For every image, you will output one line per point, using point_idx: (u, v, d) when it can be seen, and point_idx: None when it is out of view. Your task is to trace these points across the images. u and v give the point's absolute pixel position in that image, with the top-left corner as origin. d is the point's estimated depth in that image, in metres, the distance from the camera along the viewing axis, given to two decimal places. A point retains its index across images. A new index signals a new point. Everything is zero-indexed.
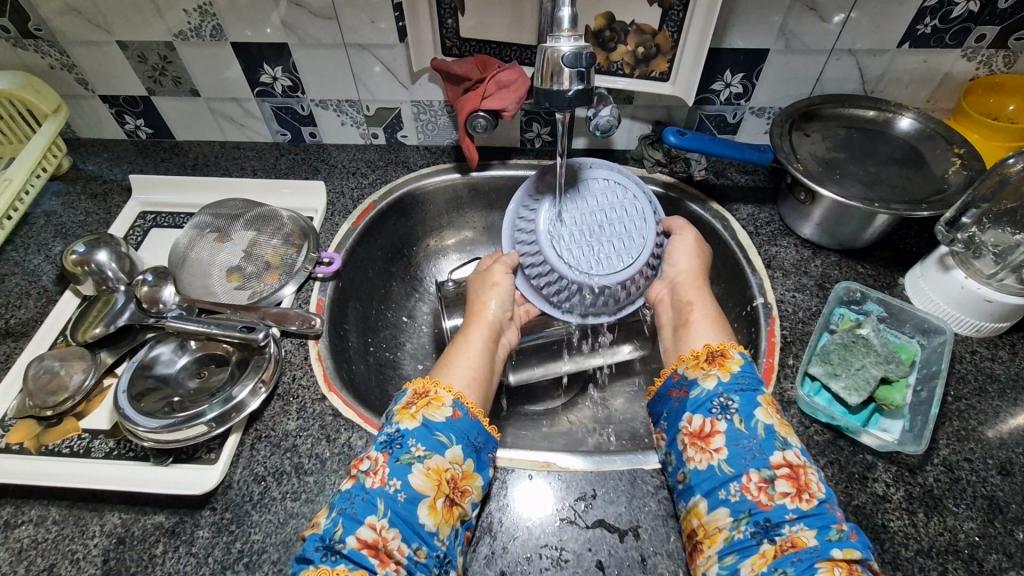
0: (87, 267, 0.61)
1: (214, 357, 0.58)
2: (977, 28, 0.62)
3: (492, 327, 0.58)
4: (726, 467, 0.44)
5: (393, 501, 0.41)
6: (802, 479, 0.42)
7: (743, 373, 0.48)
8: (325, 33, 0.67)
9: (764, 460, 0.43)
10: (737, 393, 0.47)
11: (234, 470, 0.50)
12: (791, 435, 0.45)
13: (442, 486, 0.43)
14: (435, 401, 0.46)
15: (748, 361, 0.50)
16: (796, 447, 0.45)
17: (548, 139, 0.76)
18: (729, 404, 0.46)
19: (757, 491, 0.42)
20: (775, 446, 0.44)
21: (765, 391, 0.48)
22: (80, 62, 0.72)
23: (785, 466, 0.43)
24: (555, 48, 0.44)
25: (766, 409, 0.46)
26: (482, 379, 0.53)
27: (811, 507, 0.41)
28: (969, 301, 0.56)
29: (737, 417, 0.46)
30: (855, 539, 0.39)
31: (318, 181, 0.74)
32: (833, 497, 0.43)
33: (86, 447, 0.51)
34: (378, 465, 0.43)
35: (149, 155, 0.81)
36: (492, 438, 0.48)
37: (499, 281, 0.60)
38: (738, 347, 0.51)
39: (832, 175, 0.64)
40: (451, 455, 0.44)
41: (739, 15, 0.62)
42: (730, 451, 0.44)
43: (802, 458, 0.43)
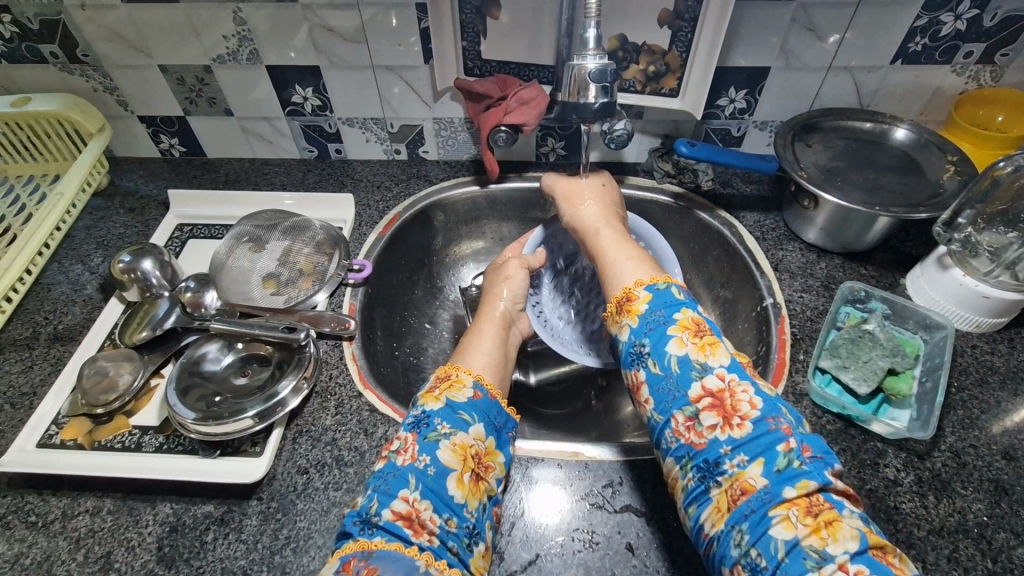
0: (133, 275, 0.64)
1: (257, 356, 0.60)
2: (964, 46, 0.67)
3: (502, 314, 0.61)
4: (657, 416, 0.44)
5: (423, 475, 0.43)
6: (729, 403, 0.42)
7: (649, 310, 0.47)
8: (354, 55, 0.71)
9: (684, 399, 0.43)
10: (647, 335, 0.46)
11: (278, 463, 0.53)
12: (712, 356, 0.44)
13: (468, 461, 0.45)
14: (457, 383, 0.50)
15: (655, 294, 0.48)
16: (718, 367, 0.43)
17: (562, 152, 0.81)
18: (642, 349, 0.46)
19: (688, 433, 0.42)
20: (693, 379, 0.43)
21: (680, 316, 0.46)
22: (122, 85, 0.77)
23: (707, 397, 0.42)
24: (582, 65, 0.49)
25: (678, 339, 0.45)
26: (500, 362, 0.56)
27: (745, 435, 0.40)
28: (969, 298, 0.59)
29: (651, 361, 0.45)
30: (806, 462, 0.38)
31: (347, 194, 0.78)
32: (774, 410, 0.41)
33: (137, 442, 0.54)
34: (407, 444, 0.45)
35: (183, 171, 0.85)
36: (511, 418, 0.51)
37: (514, 276, 0.64)
38: (644, 283, 0.50)
39: (834, 182, 0.68)
40: (474, 433, 0.47)
41: (741, 36, 0.67)
42: (655, 398, 0.44)
43: (724, 380, 0.42)
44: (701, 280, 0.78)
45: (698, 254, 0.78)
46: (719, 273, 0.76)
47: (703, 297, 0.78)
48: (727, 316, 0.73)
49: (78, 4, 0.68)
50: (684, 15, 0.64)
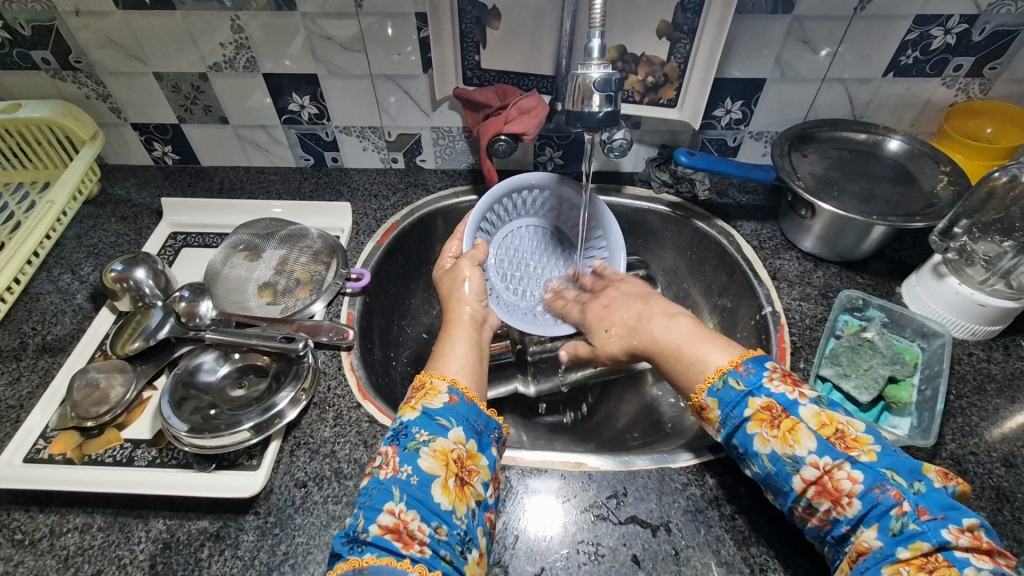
0: (126, 284, 0.63)
1: (254, 366, 0.59)
2: (954, 59, 0.68)
3: (471, 318, 0.61)
4: (780, 504, 0.46)
5: (406, 486, 0.43)
6: (831, 486, 0.42)
7: (724, 415, 0.47)
8: (353, 64, 0.71)
9: (791, 492, 0.44)
10: (735, 439, 0.47)
11: (276, 476, 0.52)
12: (797, 444, 0.43)
13: (450, 466, 0.44)
14: (432, 390, 0.49)
15: (720, 396, 0.48)
16: (806, 453, 0.43)
17: (560, 162, 0.81)
18: (739, 451, 0.47)
19: (811, 517, 0.44)
20: (790, 473, 0.43)
21: (751, 411, 0.46)
22: (116, 92, 0.76)
23: (810, 487, 0.42)
24: (585, 75, 0.49)
25: (760, 437, 0.45)
26: (475, 366, 0.55)
27: (857, 513, 0.40)
28: (964, 306, 0.60)
29: (750, 463, 0.46)
30: (920, 523, 0.38)
31: (344, 202, 0.78)
32: (876, 478, 0.40)
33: (129, 456, 0.52)
34: (388, 457, 0.45)
35: (176, 180, 0.84)
36: (495, 420, 0.50)
37: (468, 276, 0.63)
38: (705, 386, 0.49)
39: (830, 192, 0.68)
40: (454, 437, 0.46)
41: (738, 48, 0.68)
42: (770, 490, 0.46)
43: (817, 467, 0.42)
44: (699, 289, 0.79)
45: (696, 264, 0.79)
46: (717, 281, 0.76)
47: (702, 305, 0.78)
48: (726, 324, 0.73)
49: (72, 10, 0.67)
50: (682, 27, 0.65)
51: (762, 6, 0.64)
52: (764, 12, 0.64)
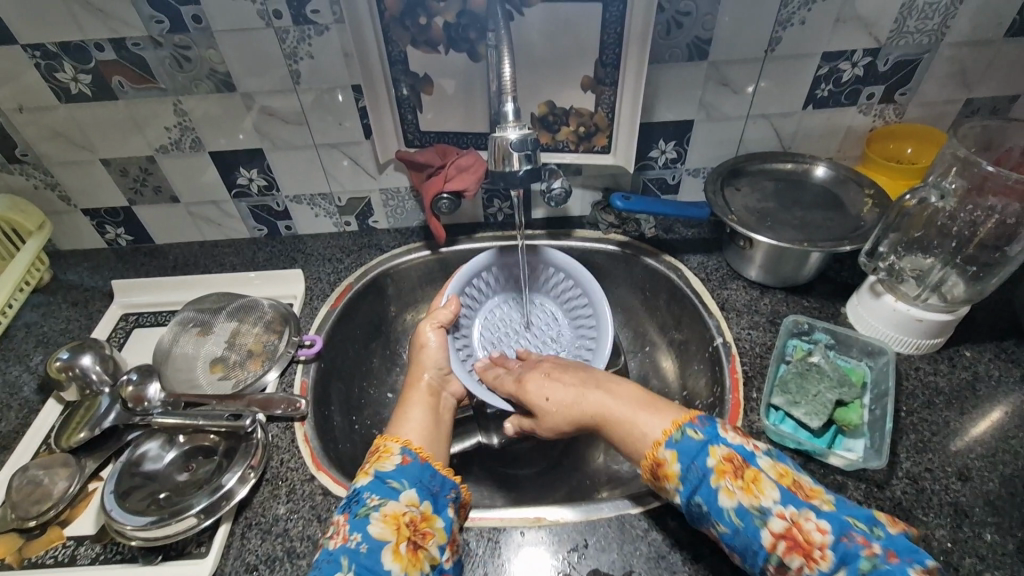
0: (71, 372, 0.62)
1: (202, 448, 0.58)
2: (866, 89, 0.72)
3: (428, 385, 0.62)
4: (750, 568, 0.44)
5: (355, 554, 0.42)
6: (802, 538, 0.41)
7: (685, 467, 0.47)
8: (296, 136, 0.74)
9: (762, 550, 0.42)
10: (697, 495, 0.46)
11: (225, 562, 0.50)
12: (763, 494, 0.43)
13: (401, 529, 0.43)
14: (384, 453, 0.49)
15: (678, 446, 0.48)
16: (773, 504, 0.43)
17: (508, 212, 0.83)
18: (700, 510, 0.45)
19: None
20: (759, 528, 0.42)
21: (713, 461, 0.46)
22: (64, 181, 0.77)
23: (779, 540, 0.41)
24: (503, 136, 0.52)
25: (724, 489, 0.44)
26: (433, 429, 0.56)
27: (832, 566, 0.39)
28: (903, 322, 0.61)
29: (715, 521, 0.45)
30: (890, 564, 0.38)
31: (297, 270, 0.78)
32: (841, 525, 0.41)
33: (71, 555, 0.51)
34: (338, 526, 0.44)
35: (129, 260, 0.84)
36: (451, 481, 0.50)
37: (429, 344, 0.65)
38: (661, 440, 0.49)
39: (766, 222, 0.71)
40: (405, 499, 0.45)
41: (663, 94, 0.71)
42: (738, 554, 0.44)
43: (785, 518, 0.42)
44: (655, 325, 0.80)
45: (650, 300, 0.80)
46: (671, 316, 0.77)
47: (658, 340, 0.79)
48: (683, 358, 0.74)
49: (16, 107, 0.68)
50: (604, 80, 0.68)
51: (679, 55, 0.68)
52: (681, 60, 0.68)
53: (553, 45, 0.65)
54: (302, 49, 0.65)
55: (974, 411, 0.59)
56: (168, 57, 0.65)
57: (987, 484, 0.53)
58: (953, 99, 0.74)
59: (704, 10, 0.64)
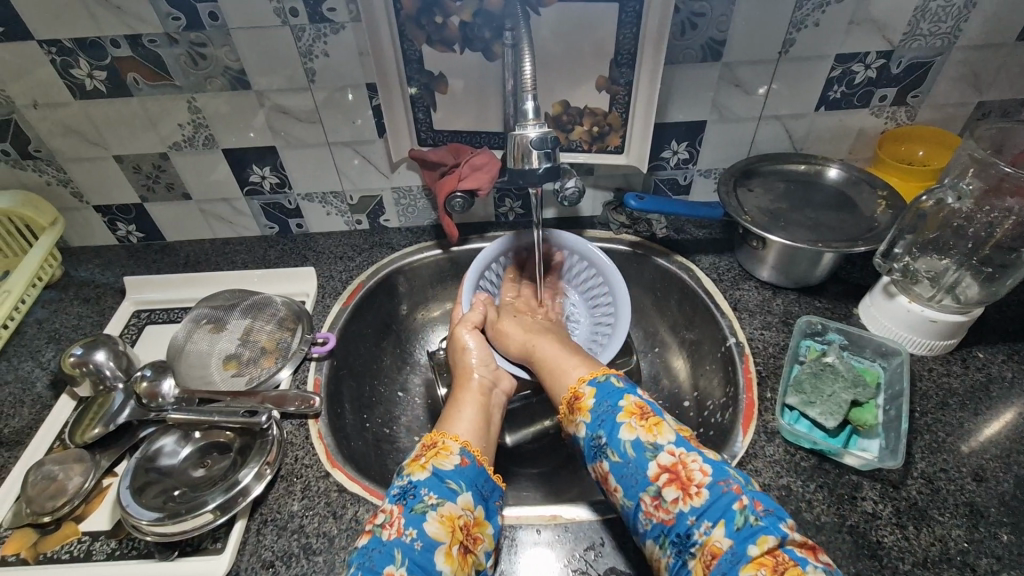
0: (85, 368, 0.62)
1: (217, 445, 0.58)
2: (878, 91, 0.73)
3: (480, 384, 0.60)
4: (628, 502, 0.47)
5: (410, 550, 0.42)
6: (684, 475, 0.45)
7: (597, 404, 0.52)
8: (309, 134, 0.74)
9: (645, 480, 0.46)
10: (602, 429, 0.50)
11: (241, 558, 0.50)
12: (661, 435, 0.48)
13: (455, 532, 0.44)
14: (444, 450, 0.49)
15: (600, 389, 0.53)
16: (667, 444, 0.47)
17: (520, 212, 0.83)
18: (602, 443, 0.50)
19: (656, 511, 0.45)
20: (648, 459, 0.47)
21: (626, 404, 0.51)
22: (77, 177, 0.77)
23: (664, 473, 0.46)
24: (523, 134, 0.52)
25: (629, 426, 0.49)
26: (484, 428, 0.55)
27: (704, 502, 0.44)
28: (917, 323, 0.61)
29: (611, 452, 0.49)
30: (760, 518, 0.42)
31: (309, 267, 0.78)
32: (722, 473, 0.45)
33: (86, 550, 0.50)
34: (393, 517, 0.44)
35: (141, 257, 0.84)
36: (498, 486, 0.50)
37: (469, 344, 0.65)
38: (586, 378, 0.55)
39: (779, 223, 0.71)
40: (462, 502, 0.46)
41: (676, 95, 0.72)
42: (622, 486, 0.47)
43: (675, 455, 0.46)
44: (666, 324, 0.80)
45: (661, 300, 0.80)
46: (682, 316, 0.77)
47: (669, 340, 0.79)
48: (694, 357, 0.74)
49: (30, 103, 0.69)
50: (618, 80, 0.68)
51: (693, 56, 0.68)
52: (695, 61, 0.68)
53: (568, 44, 0.65)
54: (318, 47, 0.65)
55: (988, 412, 0.59)
56: (184, 54, 0.65)
57: (1002, 485, 0.53)
58: (965, 102, 0.74)
59: (719, 11, 0.64)
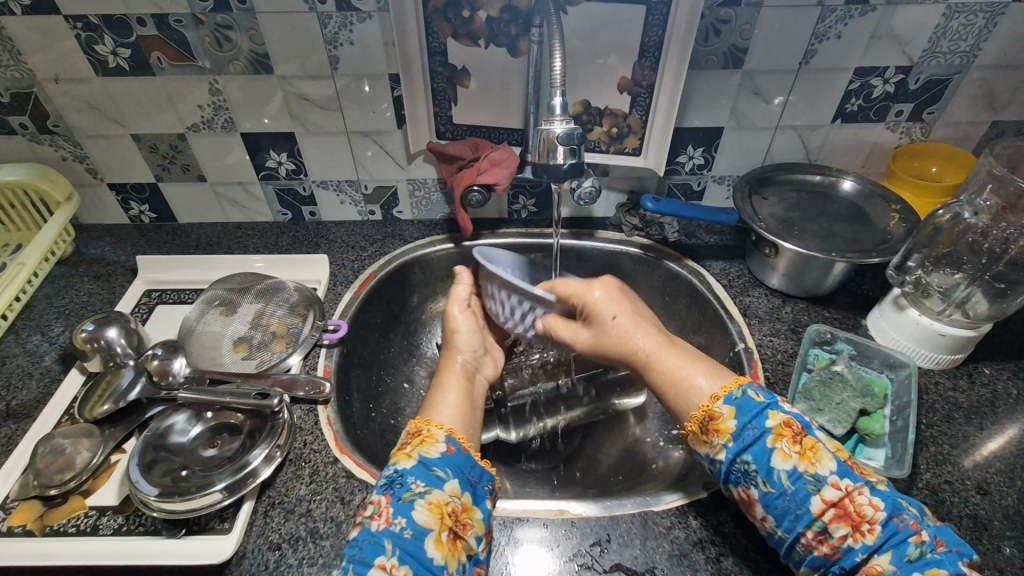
0: (96, 344, 0.62)
1: (227, 426, 0.58)
2: (895, 106, 0.73)
3: (463, 367, 0.59)
4: (781, 532, 0.44)
5: (399, 539, 0.42)
6: (852, 510, 0.41)
7: (741, 425, 0.46)
8: (328, 122, 0.74)
9: (808, 516, 0.42)
10: (748, 452, 0.45)
11: (248, 540, 0.50)
12: (821, 464, 0.43)
13: (444, 519, 0.43)
14: (428, 438, 0.48)
15: (739, 405, 0.46)
16: (829, 475, 0.43)
17: (533, 210, 0.83)
18: (748, 468, 0.45)
19: (819, 545, 0.42)
20: (811, 494, 0.42)
21: (773, 425, 0.45)
22: (93, 154, 0.77)
23: (830, 509, 0.42)
24: (550, 130, 0.53)
25: (781, 453, 0.44)
26: (468, 413, 0.54)
27: (878, 540, 0.40)
28: (925, 336, 0.62)
29: (760, 479, 0.44)
30: (938, 553, 0.39)
31: (321, 255, 0.79)
32: (894, 506, 0.41)
33: (93, 524, 0.50)
34: (382, 507, 0.44)
35: (152, 237, 0.84)
36: (488, 471, 0.50)
37: (460, 326, 0.62)
38: (720, 395, 0.47)
39: (791, 231, 0.71)
40: (450, 489, 0.45)
41: (695, 100, 0.72)
42: (774, 517, 0.44)
43: (841, 488, 0.42)
44: (674, 328, 0.80)
45: (670, 303, 0.81)
46: (691, 320, 0.78)
47: None
48: None
49: (51, 77, 0.69)
50: (640, 82, 0.69)
51: (715, 62, 0.69)
52: (716, 68, 0.69)
53: (592, 45, 0.66)
54: (344, 35, 0.66)
55: (993, 427, 0.59)
56: (209, 36, 0.65)
57: (1006, 499, 0.53)
58: (979, 121, 0.75)
59: (743, 19, 0.65)
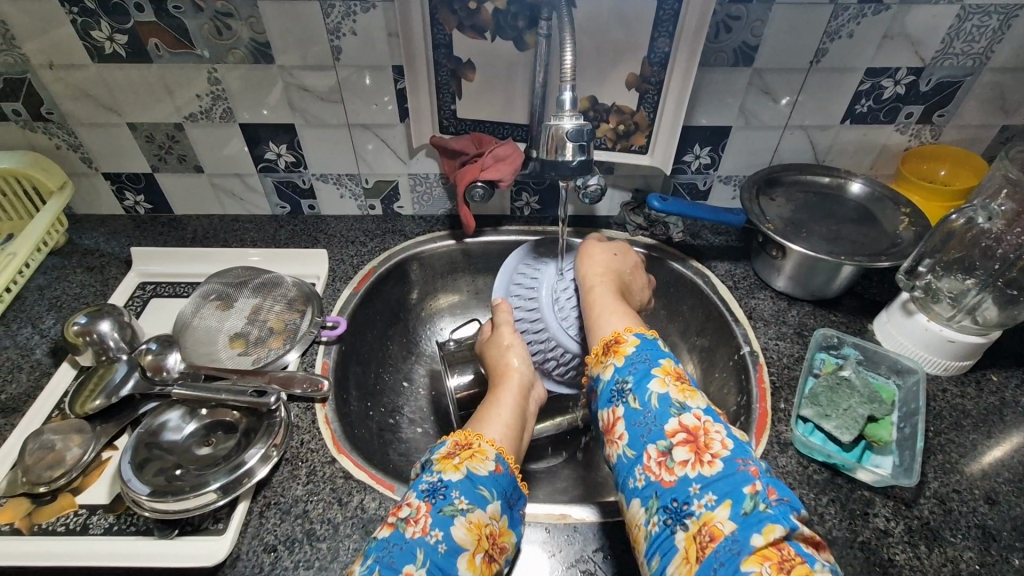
0: (88, 337, 0.60)
1: (222, 424, 0.57)
2: (905, 108, 0.72)
3: (519, 385, 0.57)
4: (629, 452, 0.44)
5: (433, 552, 0.40)
6: (702, 441, 0.42)
7: (636, 353, 0.49)
8: (330, 114, 0.72)
9: (659, 432, 0.43)
10: (631, 374, 0.48)
11: (243, 541, 0.49)
12: (692, 398, 0.45)
13: (482, 540, 0.42)
14: (479, 453, 0.46)
15: (645, 341, 0.50)
16: (695, 407, 0.45)
17: (536, 207, 0.82)
18: (625, 387, 0.47)
19: (658, 469, 0.42)
20: (670, 415, 0.44)
21: (664, 362, 0.48)
22: (88, 142, 0.75)
23: (682, 433, 0.43)
24: (559, 126, 0.52)
25: (660, 380, 0.46)
26: (518, 436, 0.52)
27: (715, 472, 0.40)
28: (934, 342, 0.61)
29: (631, 398, 0.46)
30: (771, 505, 0.38)
31: (320, 249, 0.77)
32: (744, 452, 0.42)
33: (83, 524, 0.49)
34: (419, 515, 0.42)
35: (147, 229, 0.82)
36: (523, 493, 0.49)
37: (511, 342, 0.61)
38: (634, 330, 0.52)
39: (799, 233, 0.70)
40: (491, 511, 0.44)
41: (703, 98, 0.71)
42: (630, 434, 0.45)
43: (700, 419, 0.43)
44: (677, 329, 0.79)
45: (673, 304, 0.79)
46: (694, 321, 0.77)
47: (680, 344, 0.78)
48: (705, 364, 0.73)
49: (47, 63, 0.67)
50: (649, 79, 0.68)
51: (724, 60, 0.67)
52: (726, 65, 0.68)
53: (600, 39, 0.65)
54: (347, 25, 0.64)
55: (1001, 435, 0.58)
56: (209, 23, 0.64)
57: (1015, 509, 0.52)
58: (990, 124, 0.74)
59: (755, 15, 0.63)
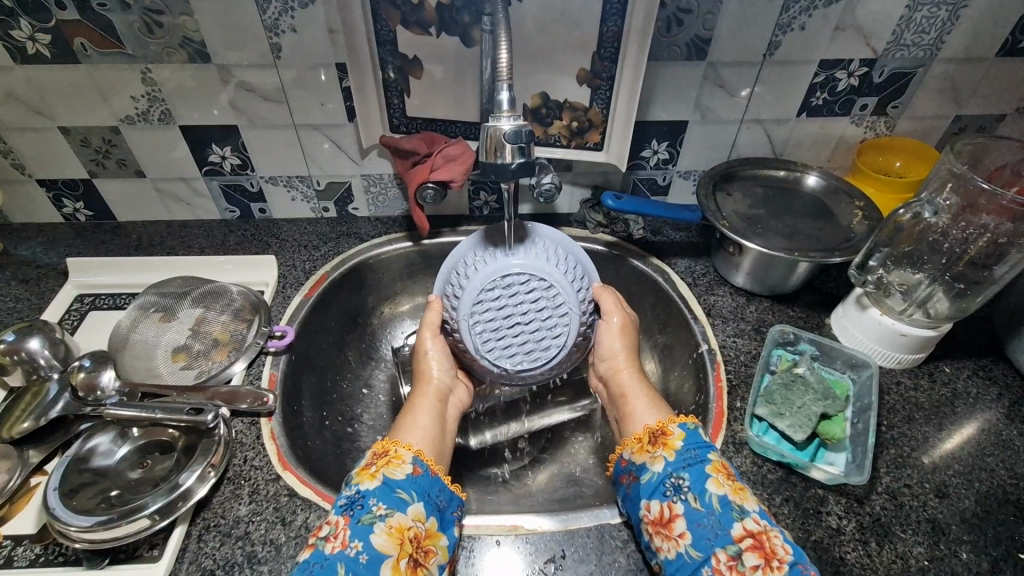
0: (16, 356, 0.58)
1: (159, 444, 0.55)
2: (860, 100, 0.72)
3: (436, 391, 0.58)
4: (695, 552, 0.44)
5: (354, 563, 0.39)
6: (767, 546, 0.42)
7: (686, 447, 0.49)
8: (274, 114, 0.69)
9: (727, 537, 0.43)
10: (686, 469, 0.48)
11: (179, 567, 0.47)
12: (746, 500, 0.46)
13: (405, 545, 0.41)
14: (395, 459, 0.46)
15: (690, 432, 0.51)
16: (752, 510, 0.45)
17: (494, 207, 0.81)
18: (681, 483, 0.47)
19: (728, 571, 0.42)
20: (733, 519, 0.44)
21: (714, 457, 0.49)
22: (19, 149, 0.71)
23: (747, 537, 0.43)
24: (497, 126, 0.50)
25: (716, 479, 0.46)
26: (438, 439, 0.53)
27: None
28: (887, 336, 0.61)
29: (690, 495, 0.46)
30: None
31: (270, 256, 0.75)
32: (803, 557, 0.42)
33: (8, 556, 0.47)
34: (338, 528, 0.41)
35: (89, 237, 0.79)
36: (455, 497, 0.48)
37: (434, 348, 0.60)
38: (678, 420, 0.52)
39: (755, 229, 0.70)
40: (413, 513, 0.43)
41: (658, 93, 0.70)
42: (693, 534, 0.44)
43: (760, 522, 0.44)
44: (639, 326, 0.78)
45: (635, 302, 0.79)
46: (656, 319, 0.76)
47: (643, 342, 0.77)
48: (666, 363, 0.73)
49: None
50: (601, 74, 0.66)
51: (678, 53, 0.66)
52: (679, 59, 0.67)
53: (549, 34, 0.63)
54: (285, 21, 0.61)
55: (952, 427, 0.59)
56: (138, 21, 0.60)
57: (964, 501, 0.53)
58: (942, 115, 0.74)
59: (706, 8, 0.62)
